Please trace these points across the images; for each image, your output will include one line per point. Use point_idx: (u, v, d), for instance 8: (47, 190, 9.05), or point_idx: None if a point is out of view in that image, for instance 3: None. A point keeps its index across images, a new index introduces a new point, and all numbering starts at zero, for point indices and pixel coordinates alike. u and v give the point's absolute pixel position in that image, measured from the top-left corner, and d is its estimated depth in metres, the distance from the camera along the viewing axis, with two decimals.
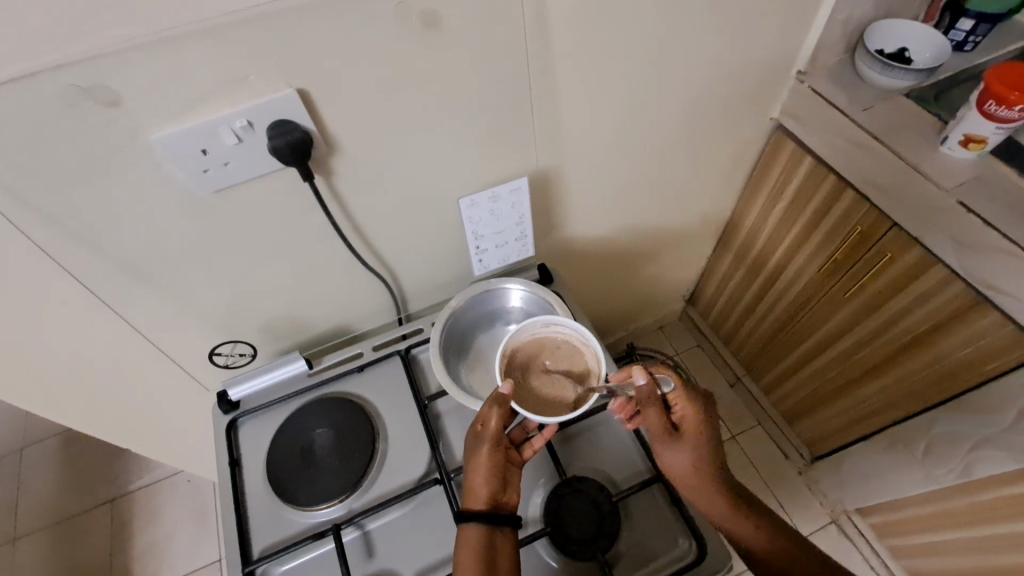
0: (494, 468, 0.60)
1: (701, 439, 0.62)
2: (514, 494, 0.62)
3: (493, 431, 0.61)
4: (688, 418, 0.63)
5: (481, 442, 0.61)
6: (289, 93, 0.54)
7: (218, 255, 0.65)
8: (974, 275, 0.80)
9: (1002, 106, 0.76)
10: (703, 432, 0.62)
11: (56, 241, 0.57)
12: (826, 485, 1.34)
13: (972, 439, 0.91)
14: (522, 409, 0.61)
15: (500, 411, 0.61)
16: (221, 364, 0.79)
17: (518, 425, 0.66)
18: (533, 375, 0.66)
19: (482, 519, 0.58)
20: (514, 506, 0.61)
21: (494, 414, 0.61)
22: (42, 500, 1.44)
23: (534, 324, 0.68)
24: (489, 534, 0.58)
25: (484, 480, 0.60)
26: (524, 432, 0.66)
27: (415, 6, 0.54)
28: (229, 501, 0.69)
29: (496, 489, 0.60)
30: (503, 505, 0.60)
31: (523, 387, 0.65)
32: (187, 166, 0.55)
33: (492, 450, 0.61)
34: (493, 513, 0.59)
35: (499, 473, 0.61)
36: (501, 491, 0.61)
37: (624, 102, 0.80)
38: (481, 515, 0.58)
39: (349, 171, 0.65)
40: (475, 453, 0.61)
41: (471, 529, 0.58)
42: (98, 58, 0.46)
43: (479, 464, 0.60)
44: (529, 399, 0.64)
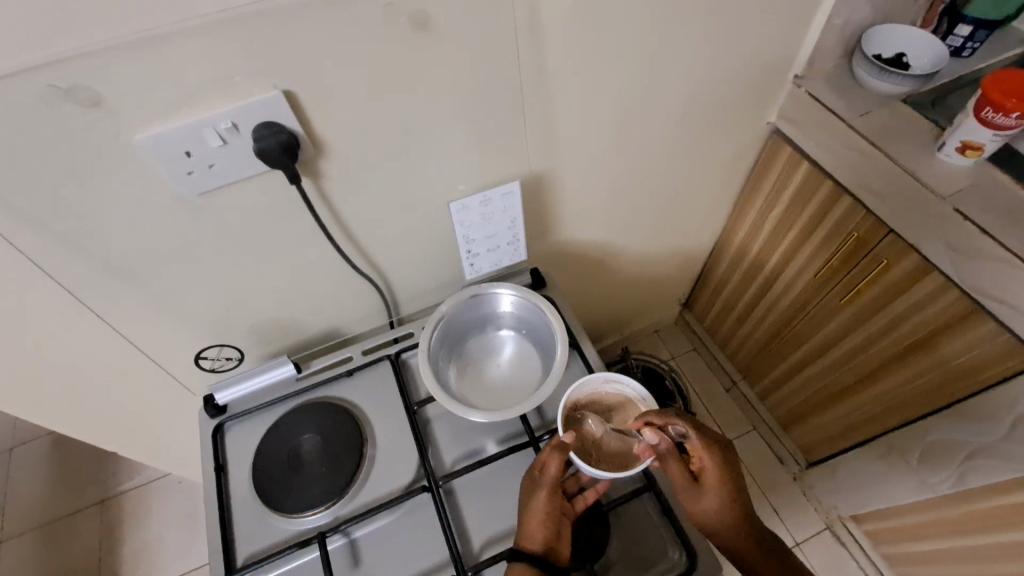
0: (549, 514, 0.58)
1: (727, 491, 0.59)
2: (566, 546, 0.59)
3: (550, 477, 0.60)
4: (710, 470, 0.60)
5: (537, 486, 0.60)
6: (276, 95, 0.53)
7: (204, 258, 0.64)
8: (969, 283, 0.79)
9: (999, 113, 0.75)
10: (729, 483, 0.60)
11: (36, 244, 0.55)
12: (820, 491, 1.33)
13: (969, 448, 0.90)
14: (581, 461, 0.61)
15: (559, 459, 0.60)
16: (207, 368, 0.78)
17: (573, 475, 0.65)
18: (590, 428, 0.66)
19: (535, 564, 0.56)
20: (566, 557, 0.59)
21: (553, 460, 0.60)
22: (32, 501, 1.43)
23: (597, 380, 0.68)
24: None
25: (539, 525, 0.58)
26: (577, 483, 0.64)
27: (404, 7, 0.53)
28: (213, 507, 0.68)
29: (552, 536, 0.58)
30: (555, 554, 0.58)
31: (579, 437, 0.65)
32: (170, 167, 0.54)
33: (549, 496, 0.59)
34: (543, 559, 0.56)
35: (556, 520, 0.59)
36: (557, 539, 0.58)
37: (619, 105, 0.79)
38: (533, 560, 0.56)
39: (338, 174, 0.64)
40: (531, 497, 0.59)
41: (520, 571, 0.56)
42: (77, 58, 0.45)
43: (535, 508, 0.58)
44: (587, 452, 0.64)
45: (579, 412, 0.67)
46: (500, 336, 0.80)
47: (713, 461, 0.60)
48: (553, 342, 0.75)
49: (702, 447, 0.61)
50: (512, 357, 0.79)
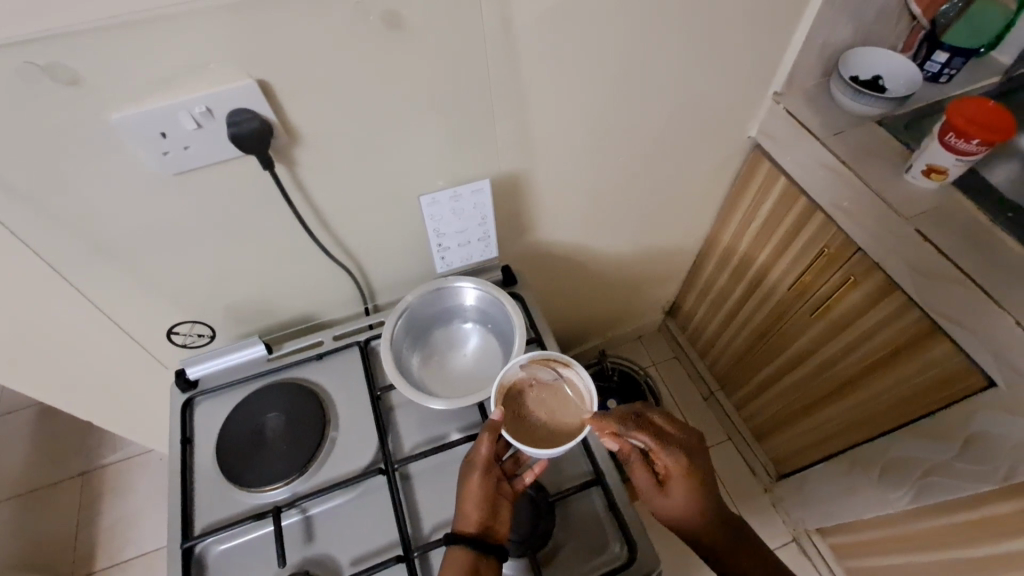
0: (483, 496, 0.61)
1: (692, 493, 0.61)
2: (504, 525, 0.61)
3: (483, 459, 0.62)
4: (674, 475, 0.61)
5: (471, 469, 0.62)
6: (249, 84, 0.56)
7: (178, 236, 0.67)
8: (929, 303, 0.81)
9: (961, 139, 0.78)
10: (692, 485, 0.61)
11: (12, 212, 0.58)
12: (789, 504, 1.33)
13: (924, 465, 0.90)
14: (513, 439, 0.62)
15: (491, 439, 0.62)
16: (180, 343, 0.80)
17: (511, 456, 0.66)
18: (525, 417, 0.66)
19: (471, 545, 0.58)
20: (505, 535, 0.61)
21: (484, 443, 0.62)
22: (18, 469, 1.46)
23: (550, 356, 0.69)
24: (476, 561, 0.58)
25: (473, 507, 0.60)
26: (516, 464, 0.66)
27: (375, 7, 0.56)
28: (176, 478, 0.70)
29: (488, 516, 0.60)
30: (493, 533, 0.60)
31: (519, 429, 0.64)
32: (146, 147, 0.56)
33: (482, 476, 0.61)
34: (481, 540, 0.59)
35: (492, 501, 0.61)
36: (494, 519, 0.61)
37: (593, 110, 0.81)
38: (469, 540, 0.58)
39: (311, 162, 0.66)
40: (465, 480, 0.62)
41: (457, 554, 0.58)
42: (55, 37, 0.48)
43: (469, 491, 0.61)
44: (527, 438, 0.64)
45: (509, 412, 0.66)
46: (465, 329, 0.83)
47: (678, 465, 0.61)
48: (513, 336, 0.77)
49: (665, 454, 0.62)
50: (476, 349, 0.81)
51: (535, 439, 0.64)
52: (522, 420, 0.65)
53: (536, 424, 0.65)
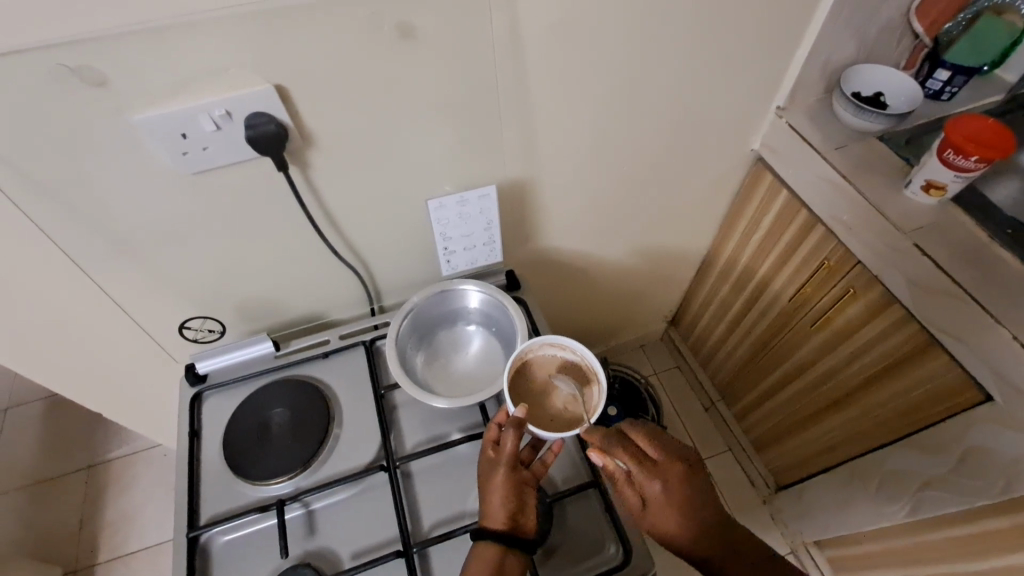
0: (509, 492, 0.61)
1: (673, 520, 0.59)
2: (531, 516, 0.62)
3: (508, 453, 0.62)
4: (654, 502, 0.60)
5: (498, 463, 0.62)
6: (267, 88, 0.58)
7: (194, 233, 0.69)
8: (927, 317, 0.81)
9: (960, 155, 0.79)
10: (675, 512, 0.59)
11: (38, 206, 0.60)
12: (788, 515, 1.33)
13: (921, 478, 0.91)
14: (537, 430, 0.64)
15: (515, 434, 0.63)
16: (190, 338, 0.82)
17: (529, 445, 0.67)
18: (549, 406, 0.69)
19: (500, 540, 0.59)
20: (530, 528, 0.62)
21: (508, 437, 0.62)
22: (23, 461, 1.47)
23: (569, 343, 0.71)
24: (503, 555, 0.59)
25: (500, 503, 0.60)
26: (533, 452, 0.67)
27: (390, 17, 0.58)
28: (183, 470, 0.72)
29: (515, 511, 0.60)
30: (520, 527, 0.61)
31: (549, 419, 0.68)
32: (167, 147, 0.59)
33: (507, 472, 0.62)
34: (510, 534, 0.59)
35: (518, 494, 0.61)
36: (521, 513, 0.61)
37: (599, 119, 0.83)
38: (497, 536, 0.59)
39: (324, 165, 0.68)
40: (490, 477, 0.62)
41: (485, 549, 0.59)
42: (87, 41, 0.50)
43: (494, 487, 0.61)
44: (557, 423, 0.67)
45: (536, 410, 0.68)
46: (469, 331, 0.85)
47: (657, 492, 0.60)
48: (515, 339, 0.79)
49: (647, 479, 0.60)
50: (479, 350, 0.83)
51: (523, 387, 0.70)
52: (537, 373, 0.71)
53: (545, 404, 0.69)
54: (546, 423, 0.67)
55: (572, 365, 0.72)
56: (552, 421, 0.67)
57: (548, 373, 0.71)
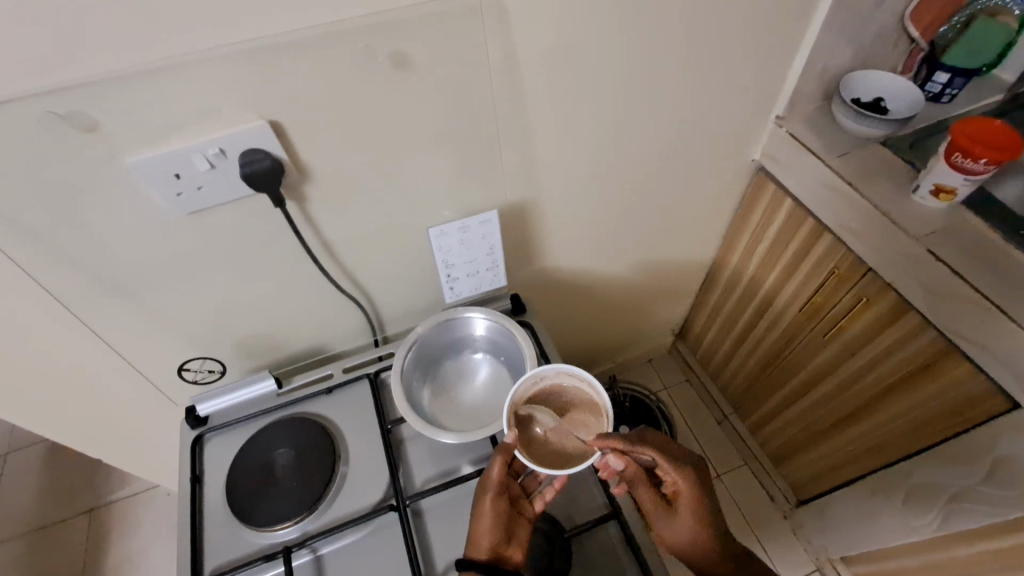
0: (496, 520, 0.60)
1: (699, 511, 0.61)
2: (518, 550, 0.60)
3: (494, 480, 0.62)
4: (683, 493, 0.61)
5: (484, 492, 0.62)
6: (260, 125, 0.57)
7: (191, 273, 0.67)
8: (945, 324, 0.79)
9: (968, 158, 0.78)
10: (701, 505, 0.61)
11: (30, 255, 0.59)
12: (810, 531, 1.29)
13: (951, 491, 0.87)
14: (525, 458, 0.60)
15: (502, 460, 0.62)
16: (190, 379, 0.80)
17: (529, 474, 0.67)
18: (546, 439, 0.63)
19: (484, 570, 0.57)
20: (518, 562, 0.60)
21: (496, 463, 0.62)
22: (23, 507, 1.44)
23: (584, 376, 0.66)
24: None
25: (486, 531, 0.59)
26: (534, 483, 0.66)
27: (384, 49, 0.58)
28: (185, 517, 0.69)
29: (499, 540, 0.60)
30: (505, 559, 0.59)
31: (543, 452, 0.62)
32: (162, 189, 0.57)
33: (494, 498, 0.61)
34: (494, 565, 0.58)
35: (505, 525, 0.61)
36: (506, 544, 0.60)
37: (599, 138, 0.82)
38: (481, 565, 0.57)
39: (321, 198, 0.67)
40: (478, 503, 0.62)
41: None
42: (77, 88, 0.50)
43: (481, 514, 0.61)
44: (551, 457, 0.61)
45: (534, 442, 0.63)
46: (475, 359, 0.83)
47: (688, 483, 0.60)
48: (524, 366, 0.77)
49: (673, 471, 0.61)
50: (487, 379, 0.81)
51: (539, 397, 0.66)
52: (551, 402, 0.66)
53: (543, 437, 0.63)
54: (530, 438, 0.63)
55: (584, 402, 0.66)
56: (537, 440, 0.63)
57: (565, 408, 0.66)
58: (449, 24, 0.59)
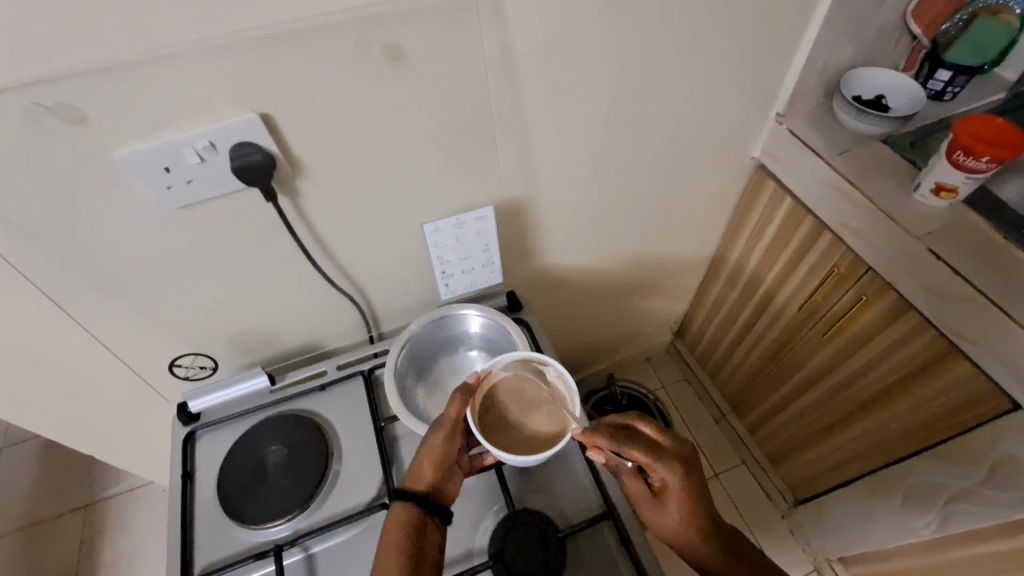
0: (442, 459, 0.61)
1: (686, 507, 0.57)
2: (454, 490, 0.62)
3: (450, 420, 0.62)
4: (671, 486, 0.57)
5: (438, 428, 0.61)
6: (251, 118, 0.56)
7: (181, 268, 0.67)
8: (946, 324, 0.78)
9: (970, 157, 0.77)
10: (691, 501, 0.57)
11: (17, 249, 0.58)
12: (808, 531, 1.28)
13: (949, 492, 0.86)
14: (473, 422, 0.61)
15: (459, 404, 0.62)
16: (182, 375, 0.79)
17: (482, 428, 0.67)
18: (501, 417, 0.62)
19: (418, 501, 0.59)
20: (451, 500, 0.62)
21: (455, 403, 0.62)
22: (18, 503, 1.44)
23: (567, 381, 0.63)
24: (421, 517, 0.59)
25: (430, 467, 0.61)
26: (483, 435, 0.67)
27: (377, 41, 0.57)
28: (176, 515, 0.69)
29: (440, 478, 0.61)
30: (441, 495, 0.61)
31: (490, 428, 0.62)
32: (150, 182, 0.57)
33: (445, 439, 0.61)
34: (430, 499, 0.60)
35: (450, 464, 0.62)
36: (446, 482, 0.62)
37: (597, 134, 0.81)
38: (417, 497, 0.59)
39: (315, 193, 0.66)
40: (428, 438, 0.62)
41: (402, 507, 0.59)
42: (63, 79, 0.49)
43: (428, 449, 0.61)
44: (496, 437, 0.61)
45: (489, 415, 0.63)
46: (470, 357, 0.82)
47: (675, 478, 0.56)
48: None
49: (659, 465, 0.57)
50: None
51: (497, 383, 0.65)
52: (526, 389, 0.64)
53: (500, 414, 0.63)
54: (489, 427, 0.62)
55: (555, 404, 0.63)
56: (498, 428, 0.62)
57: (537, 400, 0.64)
58: (444, 16, 0.58)
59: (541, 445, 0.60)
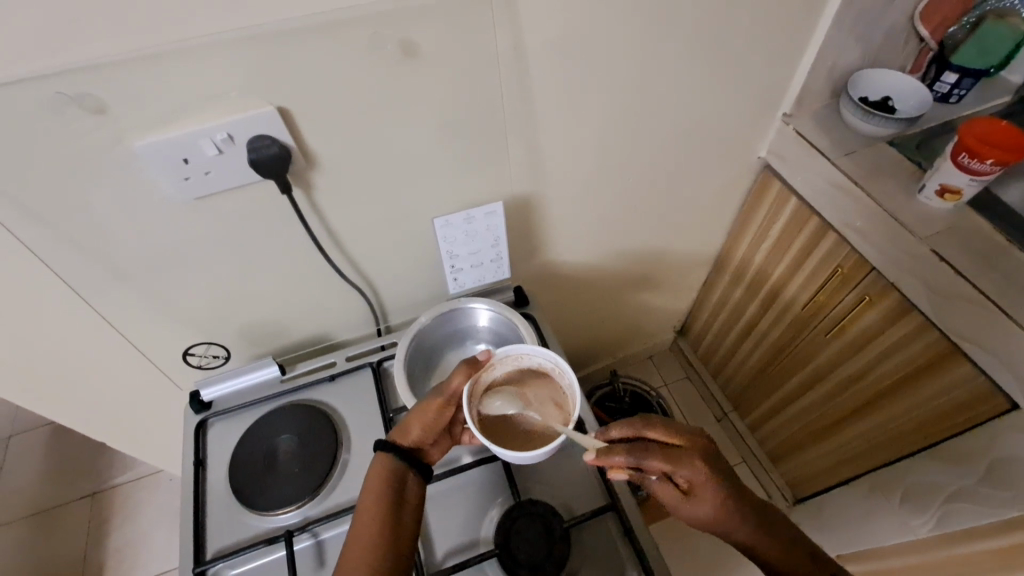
0: (433, 422, 0.63)
1: (721, 499, 0.55)
2: (437, 451, 0.64)
3: (449, 391, 0.63)
4: (700, 483, 0.55)
5: (435, 394, 0.63)
6: (269, 111, 0.57)
7: (196, 258, 0.68)
8: (948, 324, 0.79)
9: (975, 159, 0.78)
10: (726, 494, 0.55)
11: (37, 236, 0.59)
12: (804, 531, 1.24)
13: (951, 489, 0.84)
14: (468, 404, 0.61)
15: (463, 379, 0.62)
16: (195, 364, 0.81)
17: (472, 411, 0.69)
18: (499, 408, 0.63)
19: (402, 456, 0.61)
20: (431, 460, 0.64)
21: (458, 377, 0.62)
22: (27, 489, 1.46)
23: (572, 386, 0.64)
24: (402, 471, 0.60)
25: (420, 426, 0.62)
26: None
27: (392, 37, 0.58)
28: (188, 500, 0.70)
29: (426, 439, 0.63)
30: (423, 453, 0.63)
31: (485, 416, 0.63)
32: (168, 173, 0.58)
33: (441, 405, 0.62)
34: (413, 457, 0.62)
35: (439, 428, 0.64)
36: (431, 442, 0.64)
37: (605, 131, 0.82)
38: (401, 452, 0.61)
39: (328, 186, 0.67)
40: (425, 401, 0.63)
41: (387, 457, 0.61)
42: (86, 71, 0.50)
43: (423, 411, 0.62)
44: (489, 424, 0.62)
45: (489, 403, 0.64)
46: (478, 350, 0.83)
47: (699, 473, 0.55)
48: None
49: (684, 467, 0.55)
50: None
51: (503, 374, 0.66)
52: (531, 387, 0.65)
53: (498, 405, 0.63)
54: (485, 416, 0.63)
55: (555, 405, 0.64)
56: (489, 418, 0.63)
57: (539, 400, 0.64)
58: (457, 12, 0.58)
59: (533, 443, 0.61)
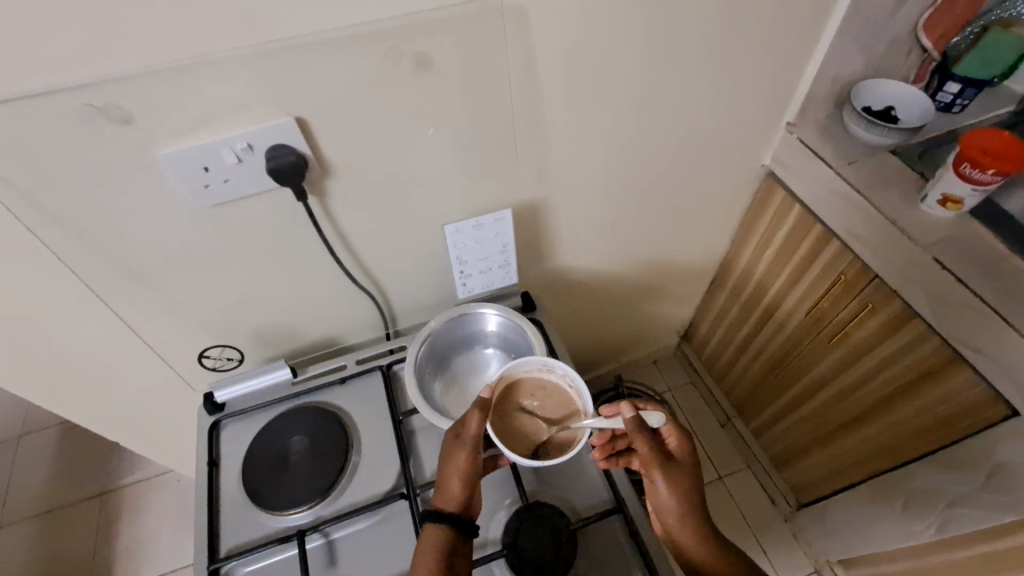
0: (469, 476, 0.62)
1: (689, 475, 0.63)
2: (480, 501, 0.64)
3: (472, 437, 0.62)
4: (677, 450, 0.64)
5: (460, 445, 0.63)
6: (288, 121, 0.59)
7: (213, 263, 0.70)
8: (950, 332, 0.80)
9: (977, 169, 0.79)
10: (691, 470, 0.63)
11: (62, 241, 0.61)
12: (811, 534, 1.30)
13: (948, 497, 0.88)
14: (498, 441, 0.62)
15: (480, 419, 0.62)
16: (209, 366, 0.83)
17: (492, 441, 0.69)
18: (518, 425, 0.65)
19: (452, 522, 0.61)
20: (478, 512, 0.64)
21: (474, 421, 0.62)
22: (37, 488, 1.47)
23: (571, 378, 0.66)
24: (454, 536, 0.60)
25: (457, 485, 0.62)
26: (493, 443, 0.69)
27: (408, 50, 0.59)
28: (203, 499, 0.72)
29: (469, 494, 0.62)
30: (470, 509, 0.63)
31: (512, 437, 0.64)
32: (189, 181, 0.60)
33: (471, 455, 0.62)
34: (462, 517, 0.61)
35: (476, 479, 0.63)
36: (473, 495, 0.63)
37: (612, 140, 0.84)
38: (450, 519, 0.61)
39: (342, 193, 0.69)
40: (454, 458, 0.62)
41: (437, 530, 0.60)
42: (114, 83, 0.52)
43: (455, 467, 0.62)
44: (518, 445, 0.63)
45: (508, 423, 0.65)
46: (486, 354, 0.84)
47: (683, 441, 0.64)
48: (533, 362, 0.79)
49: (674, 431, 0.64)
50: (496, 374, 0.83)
51: (510, 394, 0.67)
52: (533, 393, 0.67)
53: (515, 425, 0.64)
54: (510, 437, 0.64)
55: (563, 403, 0.66)
56: (512, 440, 0.63)
57: (546, 404, 0.66)
58: (471, 27, 0.60)
59: (564, 448, 0.63)
